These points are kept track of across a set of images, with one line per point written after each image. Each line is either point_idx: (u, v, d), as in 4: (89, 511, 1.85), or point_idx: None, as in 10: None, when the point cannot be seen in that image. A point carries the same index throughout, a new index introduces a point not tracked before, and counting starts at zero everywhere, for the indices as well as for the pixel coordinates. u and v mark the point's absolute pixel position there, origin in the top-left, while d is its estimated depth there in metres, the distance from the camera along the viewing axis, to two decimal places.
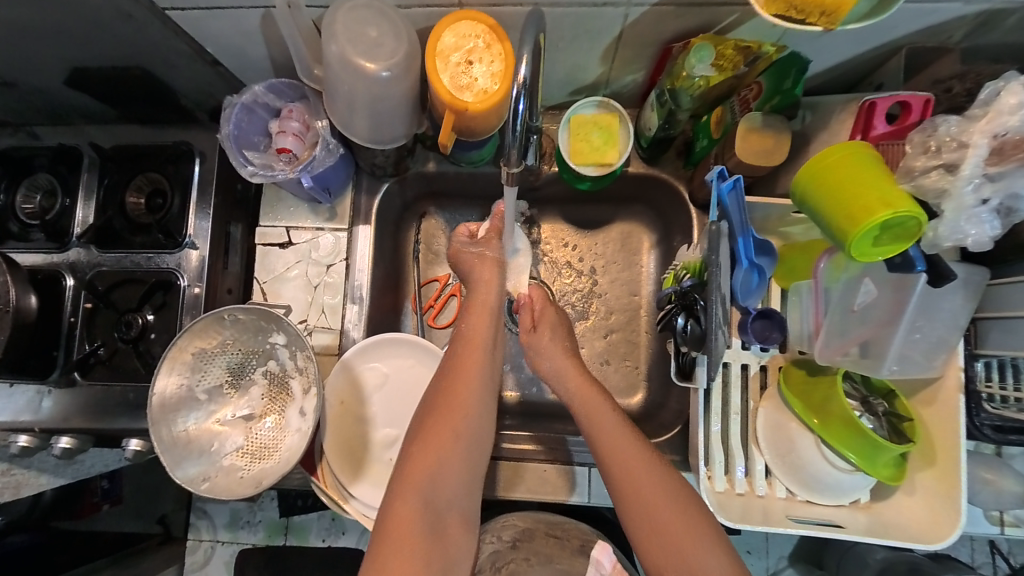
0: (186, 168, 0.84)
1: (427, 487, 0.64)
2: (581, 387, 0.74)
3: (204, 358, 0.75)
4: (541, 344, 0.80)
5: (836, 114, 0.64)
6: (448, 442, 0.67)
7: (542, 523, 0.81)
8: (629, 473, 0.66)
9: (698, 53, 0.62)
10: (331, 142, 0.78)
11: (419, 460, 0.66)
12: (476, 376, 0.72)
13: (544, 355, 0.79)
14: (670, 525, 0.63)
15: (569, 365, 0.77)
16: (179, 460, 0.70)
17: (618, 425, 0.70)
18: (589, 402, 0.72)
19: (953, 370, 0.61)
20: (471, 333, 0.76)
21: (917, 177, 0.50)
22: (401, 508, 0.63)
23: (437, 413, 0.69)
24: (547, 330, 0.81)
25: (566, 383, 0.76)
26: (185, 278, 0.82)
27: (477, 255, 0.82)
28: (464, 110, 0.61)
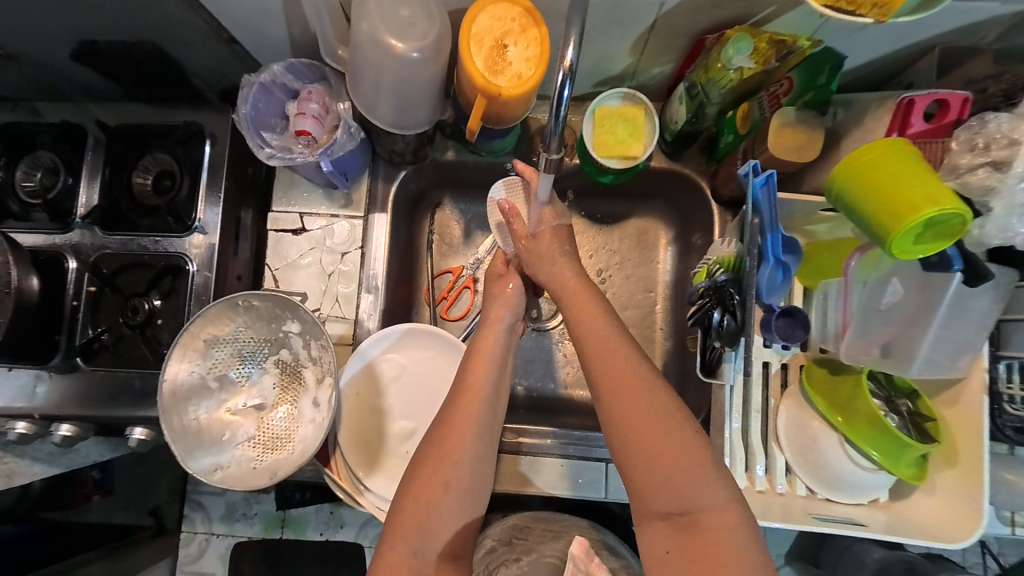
0: (196, 149, 0.81)
1: (419, 535, 0.56)
2: (575, 291, 0.66)
3: (216, 345, 0.73)
4: (539, 249, 0.71)
5: (871, 112, 0.63)
6: (441, 485, 0.58)
7: (536, 518, 0.81)
8: (624, 381, 0.56)
9: (737, 44, 0.62)
10: (352, 126, 0.75)
11: (409, 507, 0.57)
12: (473, 415, 0.61)
13: (543, 270, 0.71)
14: (660, 443, 0.52)
15: (568, 274, 0.68)
16: (191, 450, 0.68)
17: (617, 334, 0.60)
18: (587, 307, 0.63)
19: (977, 370, 0.61)
20: (472, 367, 0.65)
21: (962, 174, 0.50)
22: (390, 556, 0.55)
23: (429, 456, 0.59)
24: (548, 240, 0.72)
25: (569, 300, 0.66)
26: (194, 263, 0.79)
27: (496, 279, 0.76)
28: (497, 96, 0.60)
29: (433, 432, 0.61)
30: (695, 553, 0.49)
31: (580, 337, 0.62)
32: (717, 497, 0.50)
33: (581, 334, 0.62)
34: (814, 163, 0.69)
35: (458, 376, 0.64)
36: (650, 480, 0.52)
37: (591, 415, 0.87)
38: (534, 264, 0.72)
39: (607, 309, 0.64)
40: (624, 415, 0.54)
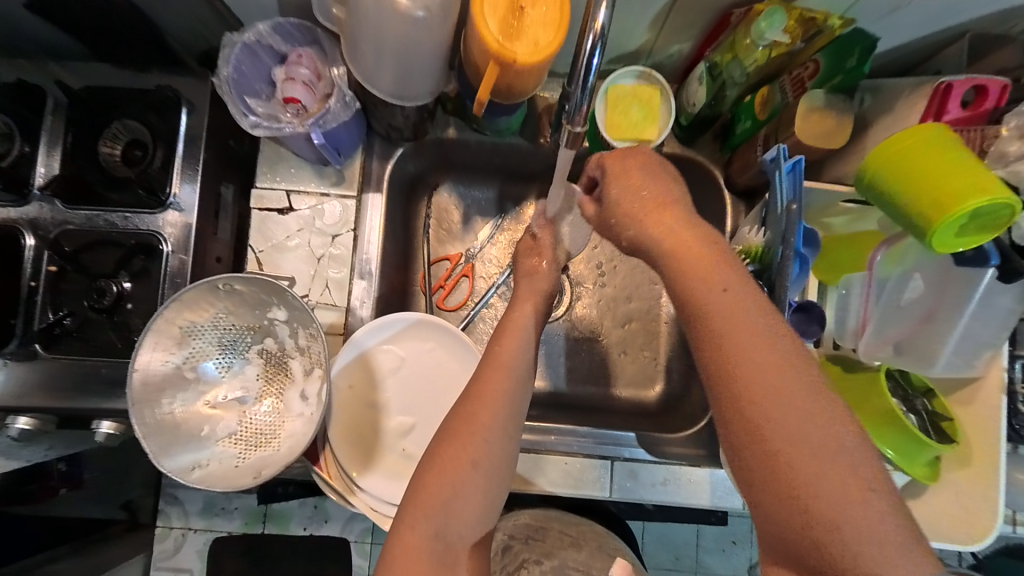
0: (172, 116, 0.74)
1: (442, 516, 0.49)
2: (678, 256, 0.49)
3: (193, 332, 0.66)
4: (631, 199, 0.54)
5: (903, 98, 0.60)
6: (467, 461, 0.51)
7: (556, 522, 0.77)
8: (757, 385, 0.41)
9: (770, 18, 0.57)
10: (347, 94, 0.68)
11: (431, 483, 0.50)
12: (502, 392, 0.55)
13: (626, 230, 0.54)
14: (803, 472, 0.38)
15: (672, 230, 0.51)
16: (165, 446, 0.62)
17: (750, 315, 0.44)
18: (706, 275, 0.46)
19: (995, 370, 0.60)
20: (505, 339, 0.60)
21: (1011, 162, 0.50)
22: (407, 536, 0.49)
23: (455, 432, 0.53)
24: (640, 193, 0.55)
25: (677, 267, 0.48)
26: (168, 244, 0.72)
27: (528, 250, 0.73)
28: (511, 63, 0.55)
29: (459, 403, 0.55)
30: None
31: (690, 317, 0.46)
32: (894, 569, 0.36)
33: (693, 314, 0.46)
34: (837, 153, 0.66)
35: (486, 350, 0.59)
36: (783, 516, 0.39)
37: (593, 410, 0.84)
38: (615, 223, 0.56)
39: (735, 277, 0.46)
40: (761, 433, 0.40)
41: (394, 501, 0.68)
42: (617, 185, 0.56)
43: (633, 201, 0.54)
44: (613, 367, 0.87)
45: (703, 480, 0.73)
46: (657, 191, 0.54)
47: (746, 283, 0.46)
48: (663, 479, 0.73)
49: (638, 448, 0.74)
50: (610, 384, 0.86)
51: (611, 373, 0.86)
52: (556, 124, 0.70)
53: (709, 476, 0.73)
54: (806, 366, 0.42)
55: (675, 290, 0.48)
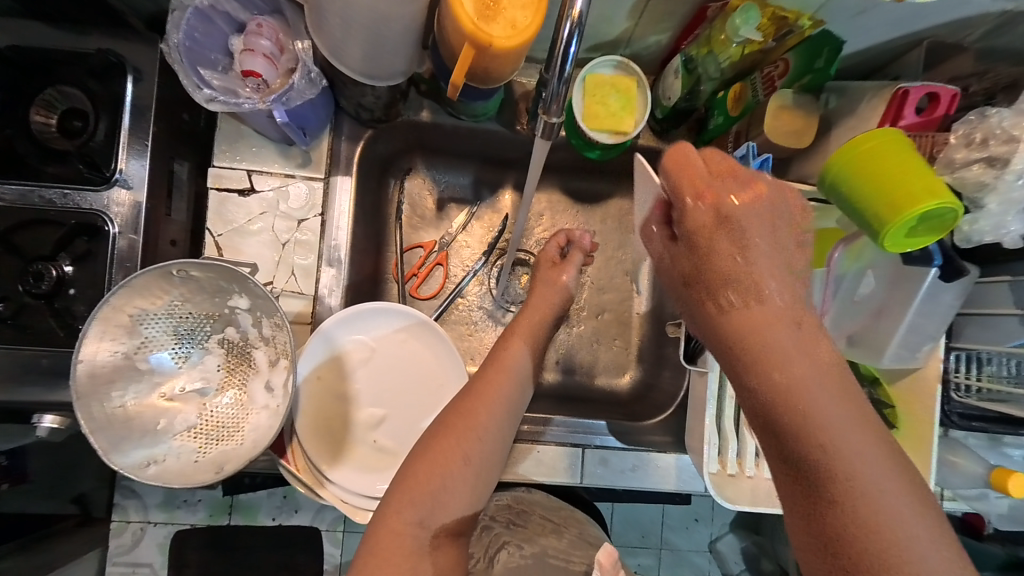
0: (117, 84, 0.68)
1: (429, 504, 0.53)
2: (772, 349, 0.42)
3: (146, 321, 0.62)
4: (727, 256, 0.44)
5: (865, 101, 0.62)
6: (457, 453, 0.56)
7: (540, 507, 0.79)
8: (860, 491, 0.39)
9: (745, 14, 0.57)
10: (312, 70, 0.64)
11: (422, 472, 0.54)
12: (495, 396, 0.61)
13: (708, 308, 0.45)
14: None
15: (758, 316, 0.43)
16: (116, 441, 0.59)
17: (839, 412, 0.40)
18: (797, 402, 0.41)
19: (934, 361, 0.64)
20: (508, 348, 0.66)
21: (958, 168, 0.53)
22: (391, 519, 0.52)
23: (448, 422, 0.58)
24: (733, 262, 0.44)
25: (773, 355, 0.42)
26: (114, 225, 0.67)
27: (549, 265, 0.76)
28: (488, 46, 0.53)
29: (459, 396, 0.61)
30: None
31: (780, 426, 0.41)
32: None
33: (789, 421, 0.41)
34: (803, 152, 0.68)
35: (490, 356, 0.65)
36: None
37: (566, 399, 0.86)
38: (699, 306, 0.46)
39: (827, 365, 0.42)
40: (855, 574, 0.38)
41: (363, 492, 0.67)
42: (715, 232, 0.45)
43: (729, 258, 0.44)
44: (585, 356, 0.88)
45: (670, 466, 0.76)
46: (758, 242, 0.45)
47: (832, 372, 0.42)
48: (631, 465, 0.76)
49: (609, 436, 0.77)
50: (584, 373, 0.88)
51: (584, 362, 0.88)
52: (534, 112, 0.70)
53: (675, 461, 0.76)
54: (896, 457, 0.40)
55: (770, 389, 0.42)
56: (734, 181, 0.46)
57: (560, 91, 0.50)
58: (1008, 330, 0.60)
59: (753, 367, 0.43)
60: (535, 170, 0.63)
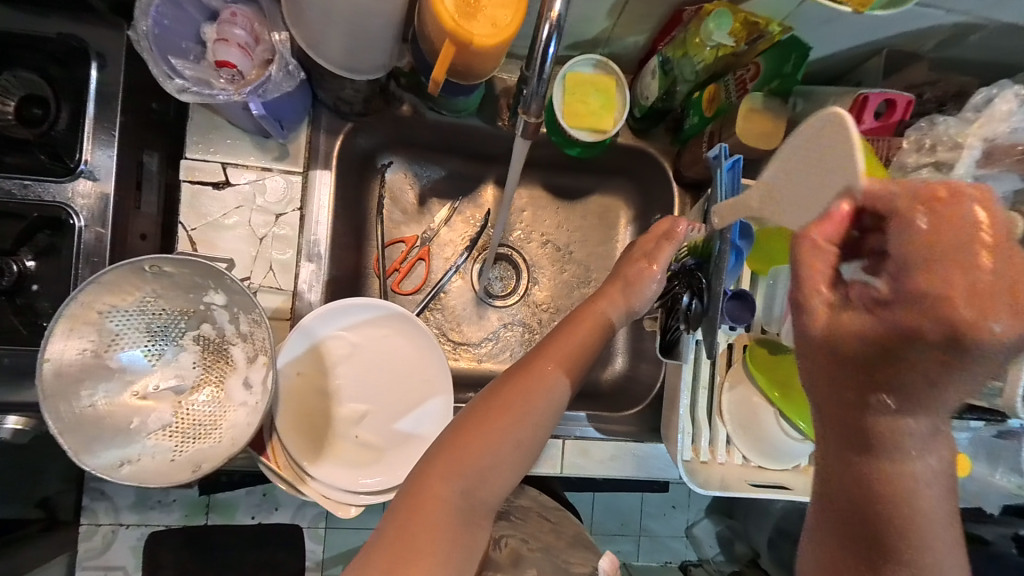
0: (80, 71, 0.65)
1: (473, 479, 0.51)
2: (890, 445, 0.39)
3: (116, 318, 0.61)
4: (924, 376, 0.36)
5: (830, 105, 0.65)
6: (506, 433, 0.53)
7: (536, 504, 0.83)
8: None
9: (717, 19, 0.60)
10: (290, 63, 0.63)
11: (469, 443, 0.52)
12: (539, 398, 0.56)
13: (851, 401, 0.39)
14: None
15: (898, 431, 0.38)
16: (87, 441, 0.57)
17: (934, 520, 0.40)
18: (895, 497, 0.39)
19: None
20: (536, 368, 0.58)
21: (910, 172, 0.57)
22: (432, 487, 0.50)
23: (500, 395, 0.56)
24: (913, 366, 0.36)
25: (891, 469, 0.39)
26: (79, 218, 0.64)
27: (637, 260, 0.70)
28: (469, 44, 0.53)
29: (510, 372, 0.58)
30: None
31: (882, 517, 0.40)
32: None
33: (881, 500, 0.39)
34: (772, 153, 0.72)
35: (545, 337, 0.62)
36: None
37: None
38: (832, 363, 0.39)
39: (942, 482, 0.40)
40: None
41: (346, 487, 0.67)
42: (923, 350, 0.35)
43: (920, 385, 0.36)
44: None
45: (647, 454, 0.79)
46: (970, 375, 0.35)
47: (942, 483, 0.40)
48: (611, 454, 0.78)
49: (589, 427, 0.79)
50: None
51: None
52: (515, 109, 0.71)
53: (652, 450, 0.79)
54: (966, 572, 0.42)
55: (881, 487, 0.39)
56: (998, 298, 0.34)
57: (539, 90, 0.51)
58: None
59: (876, 464, 0.39)
60: (514, 166, 0.63)
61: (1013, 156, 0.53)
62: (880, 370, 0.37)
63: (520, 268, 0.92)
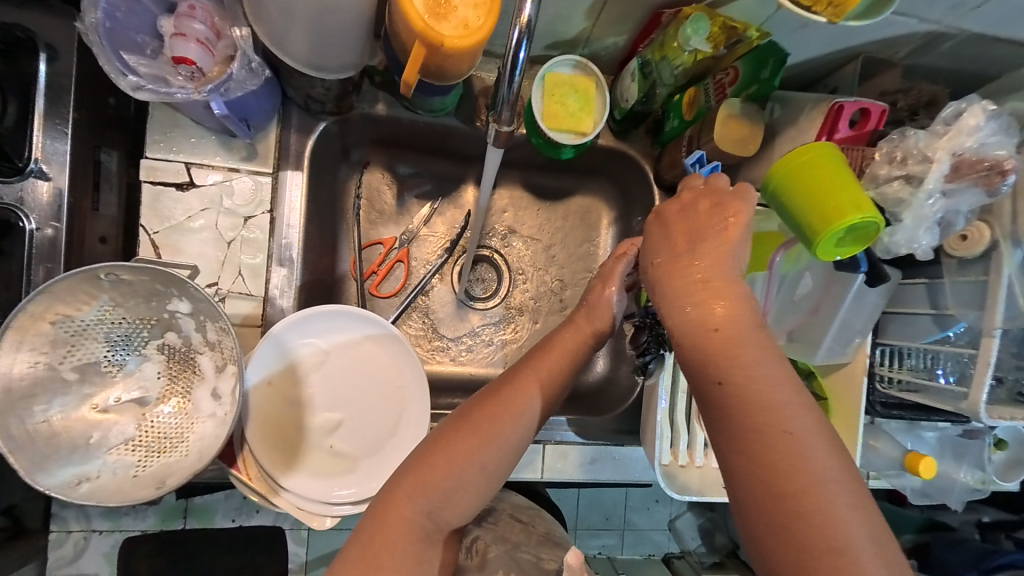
0: (24, 61, 0.60)
1: (437, 500, 0.52)
2: (693, 296, 0.49)
3: (71, 329, 0.58)
4: (664, 238, 0.53)
5: (806, 112, 0.65)
6: (471, 458, 0.54)
7: (509, 507, 0.80)
8: (771, 429, 0.43)
9: (695, 24, 0.59)
10: (253, 60, 0.60)
11: (436, 464, 0.53)
12: (514, 415, 0.56)
13: (660, 272, 0.52)
14: (814, 510, 0.41)
15: (702, 281, 0.49)
16: (40, 460, 0.55)
17: (754, 360, 0.46)
18: (721, 362, 0.46)
19: (861, 356, 0.67)
20: (514, 382, 0.58)
21: (881, 184, 0.58)
22: (398, 507, 0.52)
23: (477, 409, 0.56)
24: (682, 229, 0.53)
25: (701, 322, 0.48)
26: (30, 219, 0.61)
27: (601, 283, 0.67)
28: (439, 45, 0.52)
29: (492, 387, 0.58)
30: (801, 545, 0.41)
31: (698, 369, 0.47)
32: (860, 539, 0.40)
33: (705, 355, 0.47)
34: (751, 158, 0.71)
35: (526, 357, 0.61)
36: (787, 555, 0.41)
37: None
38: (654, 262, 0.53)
39: (752, 325, 0.47)
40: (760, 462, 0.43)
41: (320, 499, 0.66)
42: (657, 221, 0.55)
43: (669, 245, 0.53)
44: None
45: (628, 457, 0.80)
46: (689, 224, 0.53)
47: (760, 339, 0.47)
48: (590, 458, 0.79)
49: (569, 431, 0.79)
50: None
51: None
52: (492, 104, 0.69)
53: (631, 453, 0.80)
54: (811, 416, 0.44)
55: (700, 334, 0.48)
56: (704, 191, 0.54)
57: (509, 95, 0.50)
58: (923, 327, 0.65)
59: (688, 304, 0.49)
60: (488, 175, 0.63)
61: (980, 170, 0.53)
62: (666, 241, 0.53)
63: (500, 271, 0.91)
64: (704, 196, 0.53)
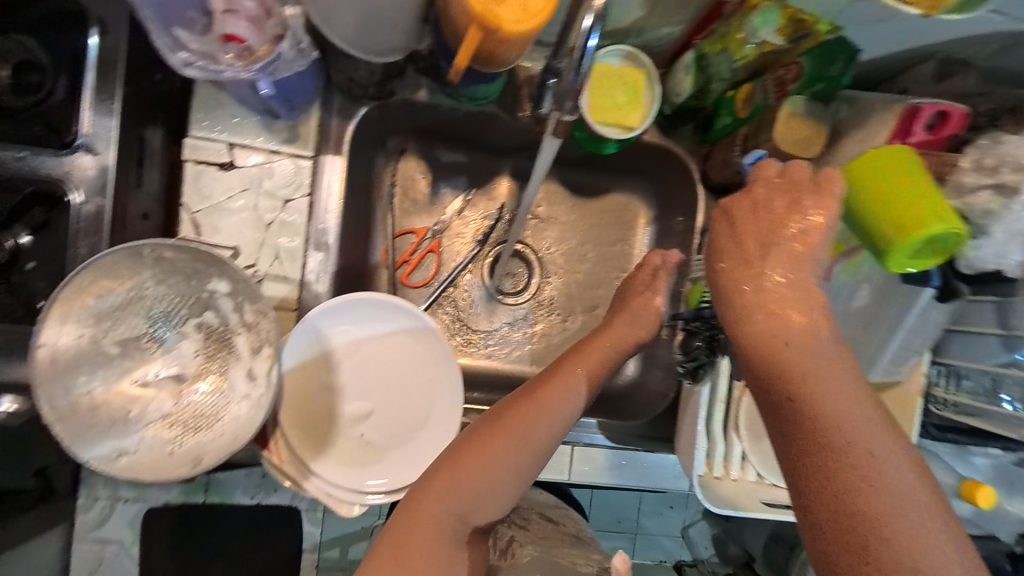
0: (77, 38, 0.62)
1: (470, 498, 0.52)
2: (762, 301, 0.50)
3: (115, 304, 0.58)
4: (736, 240, 0.54)
5: (875, 114, 0.61)
6: (508, 456, 0.53)
7: (537, 505, 0.79)
8: (840, 444, 0.43)
9: (765, 15, 0.57)
10: (303, 40, 0.58)
11: (467, 463, 0.53)
12: (556, 414, 0.56)
13: (729, 272, 0.53)
14: (887, 532, 0.39)
15: (769, 288, 0.50)
16: (82, 431, 0.55)
17: (819, 372, 0.46)
18: (791, 372, 0.46)
19: (916, 375, 0.65)
20: (560, 381, 0.59)
21: (967, 193, 0.54)
22: (429, 505, 0.51)
23: (517, 408, 0.56)
24: (750, 231, 0.53)
25: (769, 326, 0.49)
26: (76, 192, 0.62)
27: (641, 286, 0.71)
28: (496, 30, 0.50)
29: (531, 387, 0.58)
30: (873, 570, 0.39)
31: (764, 377, 0.48)
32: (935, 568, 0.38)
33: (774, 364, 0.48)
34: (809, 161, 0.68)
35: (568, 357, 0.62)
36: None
37: None
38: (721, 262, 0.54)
39: (821, 337, 0.48)
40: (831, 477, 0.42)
41: (348, 487, 0.66)
42: (722, 221, 0.56)
43: (736, 249, 0.54)
44: None
45: (656, 464, 0.77)
46: (759, 228, 0.53)
47: (828, 350, 0.47)
48: (618, 463, 0.77)
49: (598, 434, 0.77)
50: None
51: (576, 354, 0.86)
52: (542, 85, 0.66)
53: (660, 460, 0.78)
54: (883, 434, 0.43)
55: (768, 340, 0.49)
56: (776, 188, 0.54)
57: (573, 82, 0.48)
58: (989, 349, 0.60)
59: (755, 309, 0.50)
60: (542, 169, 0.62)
61: None
62: (735, 244, 0.54)
63: (532, 266, 0.89)
64: (777, 195, 0.53)
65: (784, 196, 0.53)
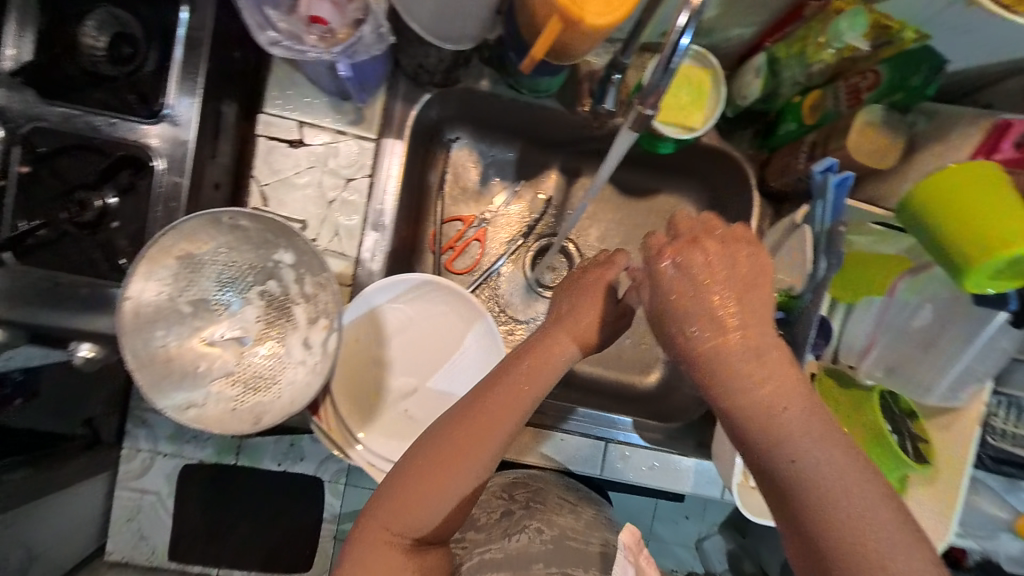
0: (170, 14, 0.65)
1: (428, 514, 0.52)
2: (716, 357, 0.48)
3: (192, 265, 0.62)
4: (693, 296, 0.49)
5: (957, 128, 0.59)
6: (459, 473, 0.52)
7: (554, 487, 0.74)
8: (812, 486, 0.43)
9: (853, 18, 0.54)
10: (383, 25, 0.60)
11: (419, 484, 0.51)
12: (504, 424, 0.53)
13: (685, 333, 0.50)
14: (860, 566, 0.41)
15: (723, 338, 0.48)
16: (158, 380, 0.60)
17: (787, 415, 0.45)
18: (759, 423, 0.46)
19: (976, 404, 0.63)
20: (506, 385, 0.54)
21: None
22: (389, 521, 0.51)
23: (464, 420, 0.53)
24: (697, 280, 0.49)
25: (738, 385, 0.47)
26: (159, 159, 0.65)
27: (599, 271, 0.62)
28: (578, 21, 0.50)
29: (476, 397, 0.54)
30: None
31: (738, 422, 0.47)
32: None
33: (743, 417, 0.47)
34: (879, 173, 0.66)
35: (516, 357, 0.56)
36: None
37: (584, 398, 0.85)
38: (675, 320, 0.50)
39: (779, 379, 0.46)
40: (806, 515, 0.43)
41: (389, 459, 0.68)
42: (669, 273, 0.50)
43: (689, 303, 0.49)
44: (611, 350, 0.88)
45: (689, 469, 0.77)
46: (711, 275, 0.49)
47: (792, 388, 0.46)
48: (650, 464, 0.77)
49: (633, 433, 0.78)
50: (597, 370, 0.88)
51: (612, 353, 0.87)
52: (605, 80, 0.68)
53: (693, 466, 0.77)
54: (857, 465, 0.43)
55: (734, 397, 0.47)
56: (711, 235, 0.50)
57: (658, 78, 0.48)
58: None
59: (716, 369, 0.48)
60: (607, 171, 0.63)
61: None
62: (683, 297, 0.49)
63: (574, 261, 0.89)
64: (726, 245, 0.49)
65: (727, 250, 0.49)
